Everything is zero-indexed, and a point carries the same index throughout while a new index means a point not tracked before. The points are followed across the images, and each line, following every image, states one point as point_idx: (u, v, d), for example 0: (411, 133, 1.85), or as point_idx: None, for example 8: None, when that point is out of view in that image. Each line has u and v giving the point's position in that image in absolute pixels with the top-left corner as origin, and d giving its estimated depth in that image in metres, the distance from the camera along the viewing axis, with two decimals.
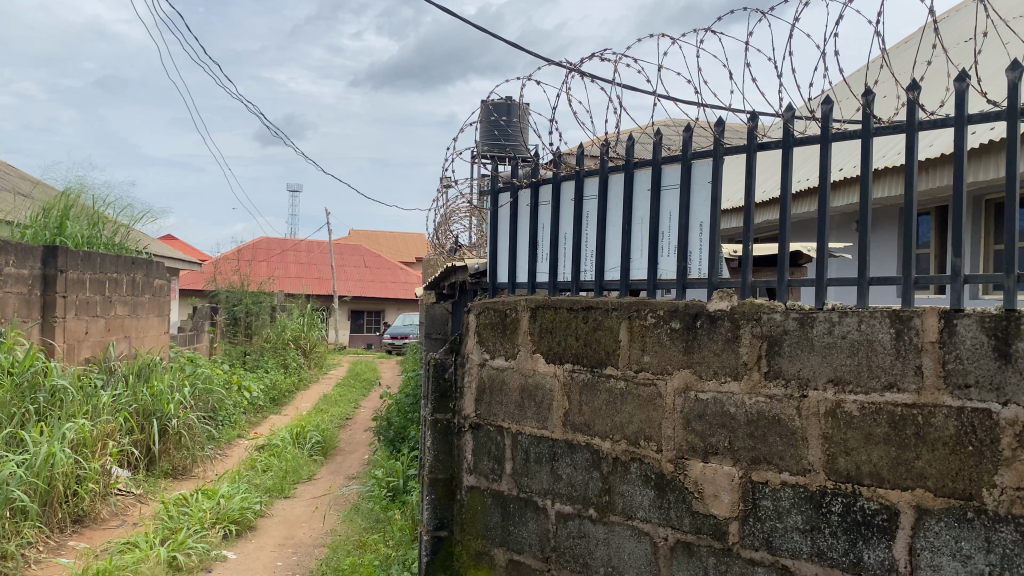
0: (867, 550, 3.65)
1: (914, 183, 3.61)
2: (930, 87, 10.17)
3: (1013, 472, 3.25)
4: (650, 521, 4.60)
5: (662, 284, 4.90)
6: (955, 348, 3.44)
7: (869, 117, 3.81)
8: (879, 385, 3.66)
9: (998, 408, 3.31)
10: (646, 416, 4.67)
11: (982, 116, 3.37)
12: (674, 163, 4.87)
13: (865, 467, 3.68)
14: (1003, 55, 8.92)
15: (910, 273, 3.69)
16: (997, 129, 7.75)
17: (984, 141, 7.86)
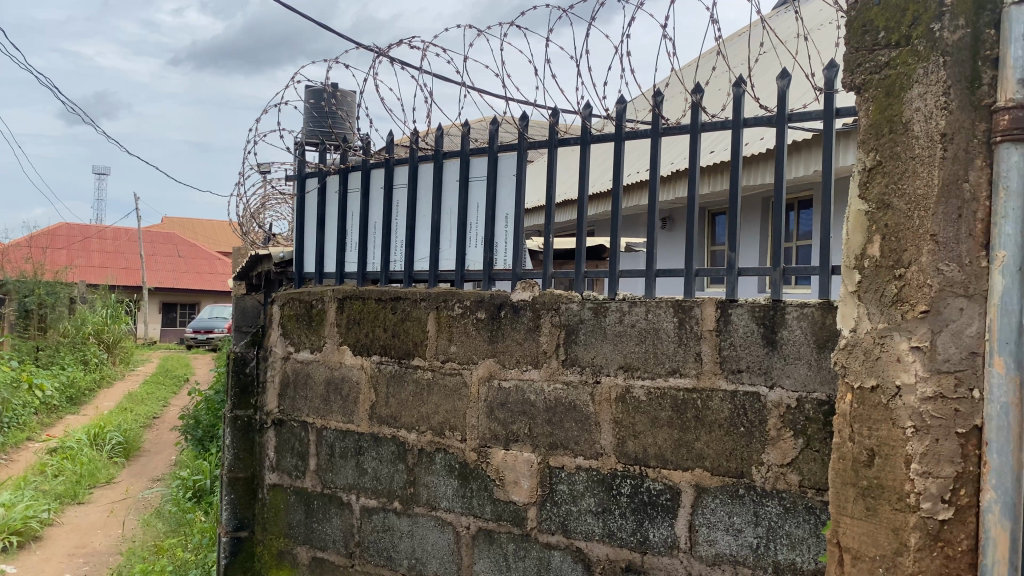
0: (652, 529, 3.84)
1: (695, 181, 3.83)
2: (713, 91, 10.90)
3: (777, 450, 3.51)
4: (453, 510, 4.63)
5: (469, 275, 4.92)
6: (729, 336, 3.68)
7: (658, 118, 4.00)
8: (664, 371, 3.86)
9: (766, 391, 3.57)
10: (451, 406, 4.69)
11: (755, 121, 3.62)
12: (481, 154, 4.90)
13: (651, 449, 3.87)
14: (776, 66, 9.68)
15: (691, 266, 3.91)
16: (763, 140, 8.28)
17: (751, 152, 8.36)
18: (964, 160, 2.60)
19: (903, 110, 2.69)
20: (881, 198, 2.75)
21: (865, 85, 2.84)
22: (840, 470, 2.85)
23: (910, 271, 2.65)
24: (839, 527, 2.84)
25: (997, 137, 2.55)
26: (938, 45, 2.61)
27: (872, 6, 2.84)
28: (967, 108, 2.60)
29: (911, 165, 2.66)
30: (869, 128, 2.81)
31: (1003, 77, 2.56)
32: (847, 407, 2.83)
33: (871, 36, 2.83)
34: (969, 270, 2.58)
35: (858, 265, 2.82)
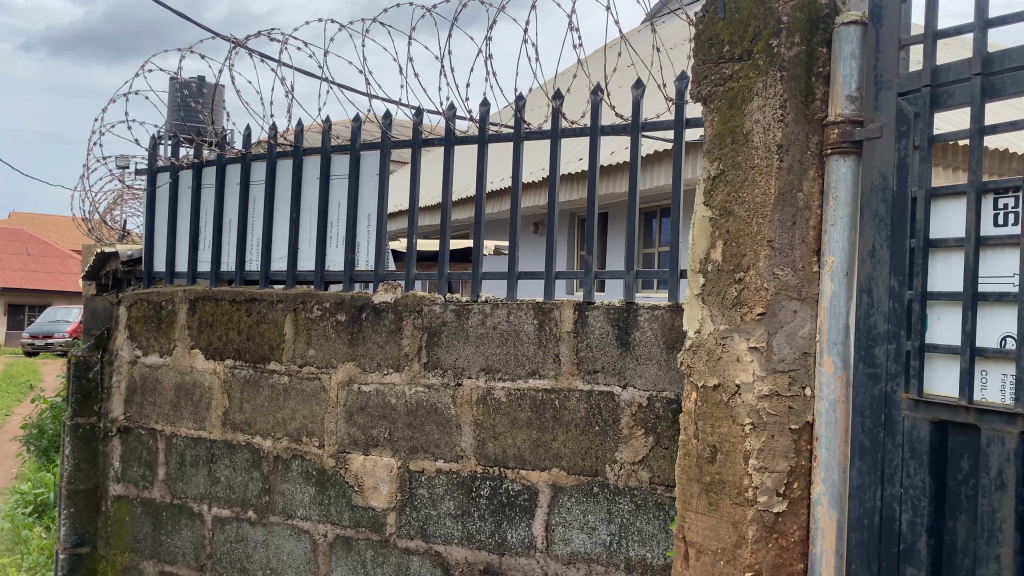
0: (510, 530, 3.86)
1: (555, 186, 3.89)
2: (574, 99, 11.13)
3: (630, 448, 3.59)
4: (310, 518, 4.50)
5: (330, 275, 4.79)
6: (586, 337, 3.74)
7: (520, 122, 4.03)
8: (524, 372, 3.89)
9: (619, 391, 3.65)
10: (309, 411, 4.56)
11: (612, 128, 3.70)
12: (342, 152, 4.79)
13: (510, 451, 3.89)
14: (632, 77, 9.99)
15: (551, 269, 3.95)
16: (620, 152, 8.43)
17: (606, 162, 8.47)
18: (798, 170, 2.74)
19: (744, 121, 2.80)
20: (724, 206, 2.85)
21: (710, 96, 2.95)
22: (686, 467, 2.94)
23: (749, 275, 2.76)
24: (686, 522, 2.93)
25: (828, 149, 2.70)
26: (776, 60, 2.74)
27: (718, 21, 2.96)
28: (801, 122, 2.75)
29: (751, 173, 2.77)
30: (714, 138, 2.91)
31: (833, 94, 2.72)
32: (693, 406, 2.93)
33: (717, 49, 2.95)
34: (802, 274, 2.74)
35: (702, 269, 2.92)
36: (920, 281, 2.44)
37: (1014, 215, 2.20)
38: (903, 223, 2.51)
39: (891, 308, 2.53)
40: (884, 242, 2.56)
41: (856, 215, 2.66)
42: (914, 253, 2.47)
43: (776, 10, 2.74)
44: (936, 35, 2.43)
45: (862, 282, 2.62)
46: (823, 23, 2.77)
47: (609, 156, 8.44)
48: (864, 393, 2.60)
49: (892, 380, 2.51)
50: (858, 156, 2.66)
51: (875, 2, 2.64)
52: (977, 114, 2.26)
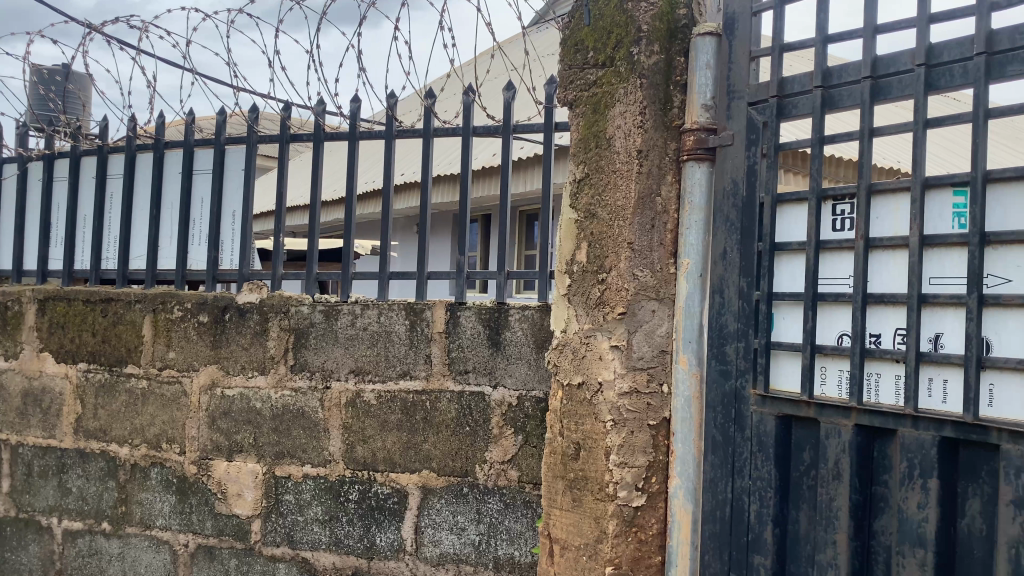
0: (379, 534, 3.81)
1: (427, 187, 3.84)
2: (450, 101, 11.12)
3: (499, 448, 3.57)
4: (170, 528, 4.30)
5: (192, 274, 4.59)
6: (457, 338, 3.69)
7: (391, 120, 3.98)
8: (394, 373, 3.83)
9: (489, 391, 3.62)
10: (170, 417, 4.36)
11: (484, 129, 3.70)
12: (207, 146, 4.61)
13: (379, 453, 3.83)
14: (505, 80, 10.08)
15: (423, 268, 3.83)
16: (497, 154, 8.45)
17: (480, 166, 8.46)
18: (657, 175, 2.83)
19: (607, 126, 2.87)
20: (588, 208, 2.91)
21: (576, 101, 3.01)
22: (551, 465, 2.98)
23: (611, 276, 2.83)
24: (551, 520, 2.97)
25: (683, 155, 2.79)
26: (636, 67, 2.82)
27: (583, 26, 3.01)
28: (659, 128, 2.83)
29: (613, 177, 2.84)
30: (579, 142, 2.97)
31: (690, 102, 2.81)
32: (558, 404, 2.97)
33: (583, 54, 3.00)
34: (660, 275, 2.83)
35: (568, 269, 2.97)
36: (766, 282, 2.55)
37: (849, 220, 2.34)
38: (752, 227, 2.62)
39: (740, 308, 2.64)
40: (734, 245, 2.68)
41: (710, 219, 2.77)
42: (761, 255, 2.59)
43: (637, 18, 2.82)
44: (782, 49, 2.55)
45: (715, 283, 2.73)
46: (681, 33, 2.85)
47: (484, 158, 8.46)
48: (717, 389, 2.71)
49: (742, 376, 2.62)
50: (711, 162, 2.77)
51: (728, 15, 2.76)
52: (817, 125, 2.39)
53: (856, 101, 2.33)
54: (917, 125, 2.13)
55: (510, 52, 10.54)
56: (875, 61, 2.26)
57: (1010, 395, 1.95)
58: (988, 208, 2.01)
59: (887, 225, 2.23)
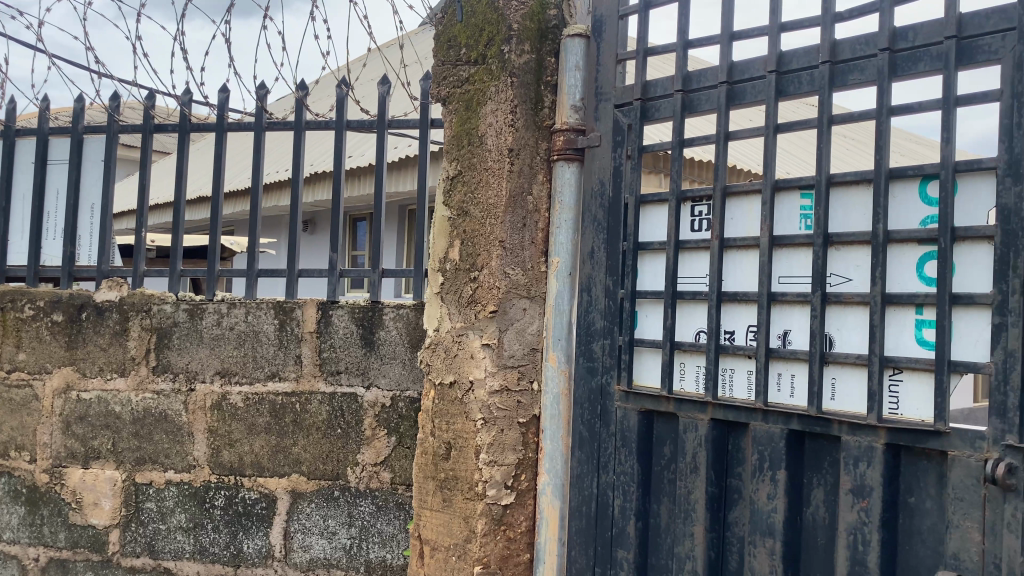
0: (246, 541, 3.68)
1: (298, 183, 3.72)
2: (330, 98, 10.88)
3: (371, 449, 3.50)
4: (18, 542, 4.02)
5: (45, 271, 4.31)
6: (329, 338, 3.60)
7: (261, 113, 3.85)
8: (263, 375, 3.70)
9: (362, 392, 3.54)
10: (19, 423, 4.08)
11: (358, 123, 3.63)
12: (62, 134, 4.34)
13: (247, 458, 3.70)
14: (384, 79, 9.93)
15: (294, 266, 3.70)
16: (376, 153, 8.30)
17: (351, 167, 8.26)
18: (528, 173, 2.83)
19: (478, 123, 2.86)
20: (460, 205, 2.89)
21: (449, 97, 2.98)
22: (422, 465, 2.95)
23: (483, 274, 2.82)
24: (422, 520, 2.94)
25: (554, 155, 2.81)
26: (507, 65, 2.82)
27: (456, 23, 2.99)
28: (530, 127, 2.84)
29: (484, 175, 2.83)
30: (451, 139, 2.94)
31: (560, 102, 2.84)
32: (430, 404, 2.94)
33: (455, 51, 2.98)
34: (530, 273, 2.84)
35: (440, 267, 2.94)
36: (631, 281, 2.60)
37: (706, 221, 2.41)
38: (617, 227, 2.66)
39: (607, 306, 2.68)
40: (602, 245, 2.71)
41: (579, 218, 2.80)
42: (626, 254, 2.63)
43: (507, 16, 2.82)
44: (646, 52, 2.59)
45: (583, 282, 2.76)
46: (551, 34, 2.87)
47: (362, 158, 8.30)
48: (584, 386, 2.74)
49: (608, 373, 2.66)
50: (580, 163, 2.81)
51: (596, 17, 2.79)
52: (678, 128, 2.45)
53: (714, 105, 2.39)
54: (768, 129, 2.21)
55: (390, 50, 10.40)
56: (731, 67, 2.33)
57: (850, 388, 2.05)
58: (830, 211, 2.09)
59: (741, 226, 2.31)
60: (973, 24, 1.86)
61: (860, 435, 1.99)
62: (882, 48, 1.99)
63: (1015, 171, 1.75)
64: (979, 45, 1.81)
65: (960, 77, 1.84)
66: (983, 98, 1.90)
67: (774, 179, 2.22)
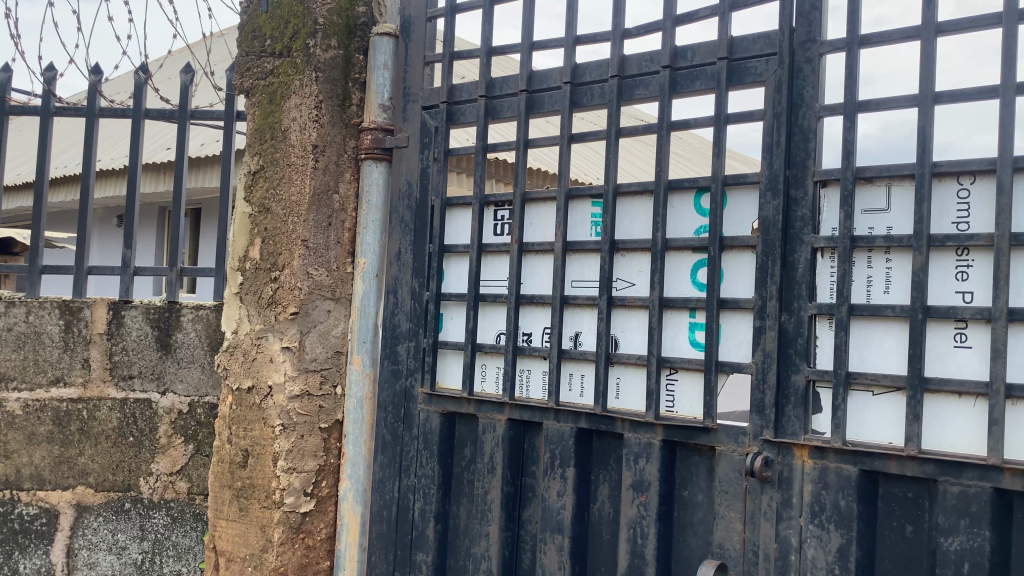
0: (23, 560, 3.41)
1: (90, 176, 3.46)
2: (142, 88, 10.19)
3: (167, 458, 3.29)
4: None
5: None
6: (120, 340, 3.37)
7: (49, 96, 3.56)
8: (44, 380, 3.42)
9: (157, 398, 3.32)
10: None
11: (158, 112, 3.42)
12: None
13: (25, 470, 3.42)
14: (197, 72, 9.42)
15: (82, 262, 3.44)
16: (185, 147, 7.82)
17: (155, 161, 7.73)
18: (334, 171, 2.76)
19: (282, 117, 2.76)
20: (262, 202, 2.78)
21: (252, 89, 2.87)
22: (218, 474, 2.81)
23: (284, 274, 2.72)
24: (216, 531, 2.80)
25: (361, 154, 2.76)
26: (312, 60, 2.74)
27: (262, 13, 2.88)
28: (337, 124, 2.77)
29: (287, 171, 2.74)
30: (254, 132, 2.83)
31: (367, 101, 2.79)
32: (227, 410, 2.81)
33: (260, 42, 2.87)
34: (335, 274, 2.77)
35: (240, 267, 2.82)
36: (435, 283, 2.59)
37: (507, 225, 2.44)
38: (423, 229, 2.64)
39: (412, 308, 2.65)
40: (408, 246, 2.68)
41: (387, 219, 2.76)
42: (431, 256, 2.62)
43: (313, 10, 2.75)
44: (452, 55, 2.61)
45: (389, 284, 2.73)
46: (359, 31, 2.83)
47: (168, 152, 7.81)
48: (388, 389, 2.70)
49: (411, 375, 2.64)
50: (388, 163, 2.77)
51: (405, 18, 2.78)
52: (481, 133, 2.48)
53: (514, 112, 2.44)
54: (563, 138, 2.28)
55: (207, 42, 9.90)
56: (530, 75, 2.38)
57: (632, 388, 2.14)
58: (618, 218, 2.19)
59: (538, 230, 2.36)
60: (742, 48, 2.00)
61: (640, 432, 2.08)
62: (664, 65, 2.11)
63: (774, 186, 1.90)
64: (746, 67, 1.95)
65: (730, 96, 1.97)
66: (752, 117, 2.04)
67: (568, 186, 2.29)
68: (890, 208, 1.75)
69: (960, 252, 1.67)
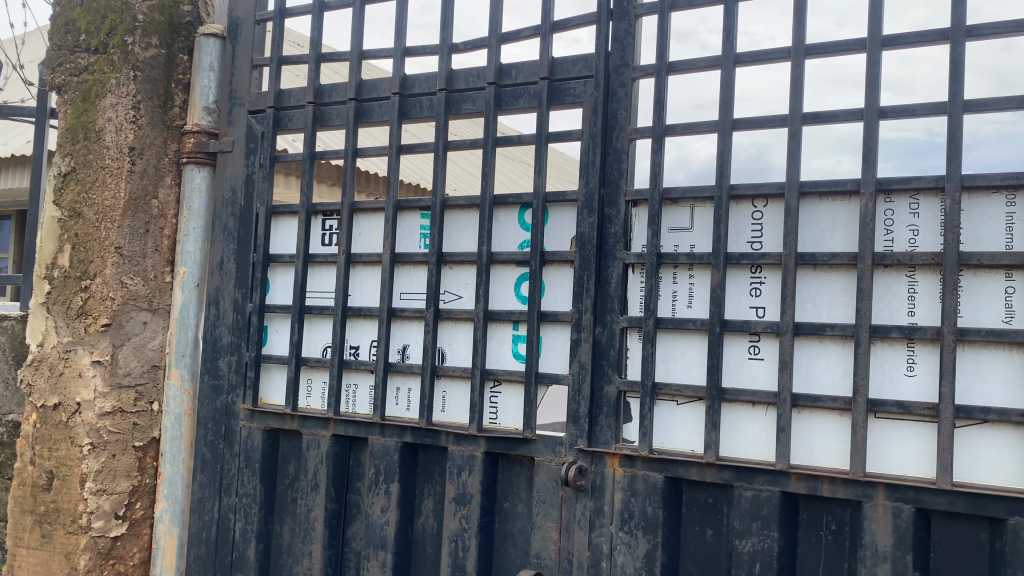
0: None
1: None
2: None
3: None
4: None
5: None
6: None
7: None
8: None
9: None
10: None
11: None
12: None
13: None
14: None
15: None
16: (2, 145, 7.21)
17: None
18: (153, 176, 2.63)
19: (96, 117, 2.59)
20: (72, 207, 2.60)
21: (64, 86, 2.68)
22: (18, 498, 2.61)
23: (95, 284, 2.56)
24: (15, 560, 2.59)
25: (183, 159, 2.65)
26: (130, 58, 2.60)
27: (76, 6, 2.70)
28: (157, 126, 2.65)
29: (100, 174, 2.58)
30: (65, 132, 2.64)
31: (191, 103, 2.68)
32: (30, 429, 2.61)
33: (73, 36, 2.69)
34: (153, 284, 2.64)
35: (47, 275, 2.63)
36: (259, 295, 2.50)
37: (334, 236, 2.40)
38: (248, 238, 2.55)
39: (234, 320, 2.56)
40: (231, 256, 2.59)
41: (210, 227, 2.66)
42: (254, 266, 2.53)
43: (131, 6, 2.61)
44: (280, 60, 2.54)
45: (210, 295, 2.62)
46: (184, 30, 2.70)
47: None
48: (208, 405, 2.59)
49: (232, 391, 2.55)
50: (212, 168, 2.67)
51: (233, 19, 2.69)
52: (309, 140, 2.43)
53: (343, 121, 2.40)
54: (392, 148, 2.25)
55: None
56: (359, 84, 2.35)
57: (457, 402, 2.15)
58: (445, 232, 2.19)
59: (367, 242, 2.33)
60: (563, 69, 2.07)
61: (463, 445, 2.09)
62: (489, 82, 2.14)
63: (590, 203, 1.99)
64: (566, 88, 2.04)
65: (550, 116, 2.04)
66: (572, 137, 2.13)
67: (398, 197, 2.27)
68: (693, 228, 1.87)
69: (753, 269, 1.79)
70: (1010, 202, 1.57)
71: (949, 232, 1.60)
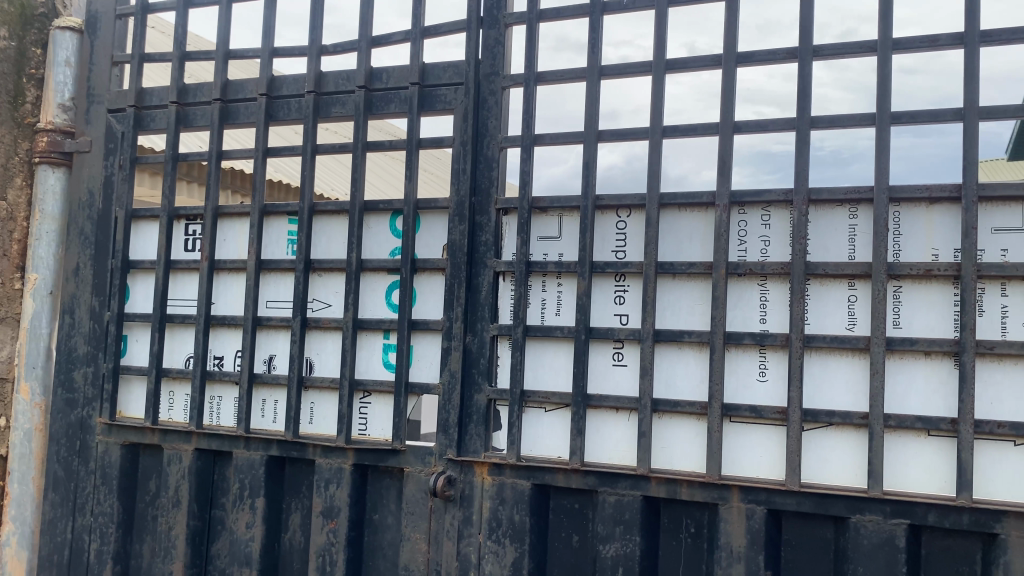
0: None
1: None
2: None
3: None
4: None
5: None
6: None
7: None
8: None
9: None
10: None
11: None
12: None
13: None
14: None
15: None
16: None
17: None
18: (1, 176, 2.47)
19: None
20: None
21: None
22: None
23: None
24: None
25: (35, 158, 2.50)
26: None
27: None
28: (7, 123, 2.49)
29: None
30: None
31: (45, 99, 2.53)
32: None
33: None
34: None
35: None
36: (117, 303, 2.38)
37: (198, 241, 2.31)
38: (106, 243, 2.42)
39: (90, 329, 2.42)
40: (88, 261, 2.45)
41: (65, 230, 2.51)
42: (113, 272, 2.41)
43: None
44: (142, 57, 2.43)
45: (65, 302, 2.48)
46: (37, 22, 2.56)
47: None
48: (62, 419, 2.45)
49: (88, 404, 2.41)
50: (68, 168, 2.52)
51: (91, 13, 2.55)
52: (172, 141, 2.34)
53: (207, 122, 2.35)
54: (258, 152, 2.19)
55: None
56: (225, 84, 2.30)
57: (324, 412, 2.09)
58: (314, 237, 2.14)
59: (232, 248, 2.26)
60: (433, 76, 2.06)
61: (331, 457, 2.04)
62: (358, 86, 2.13)
63: (460, 211, 1.97)
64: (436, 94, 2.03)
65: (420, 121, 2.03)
66: (440, 142, 2.12)
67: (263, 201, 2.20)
68: (560, 237, 1.90)
69: (617, 278, 1.85)
70: (851, 215, 1.69)
71: (796, 243, 1.70)
